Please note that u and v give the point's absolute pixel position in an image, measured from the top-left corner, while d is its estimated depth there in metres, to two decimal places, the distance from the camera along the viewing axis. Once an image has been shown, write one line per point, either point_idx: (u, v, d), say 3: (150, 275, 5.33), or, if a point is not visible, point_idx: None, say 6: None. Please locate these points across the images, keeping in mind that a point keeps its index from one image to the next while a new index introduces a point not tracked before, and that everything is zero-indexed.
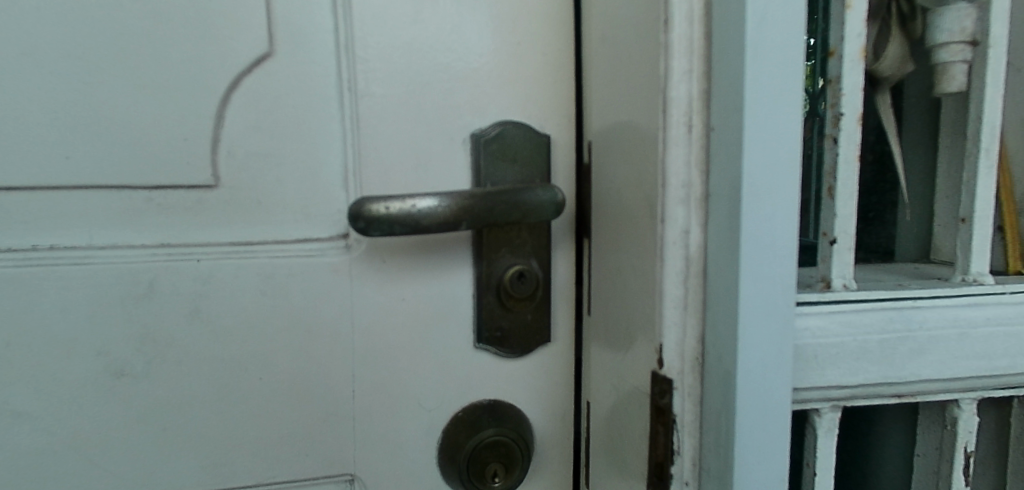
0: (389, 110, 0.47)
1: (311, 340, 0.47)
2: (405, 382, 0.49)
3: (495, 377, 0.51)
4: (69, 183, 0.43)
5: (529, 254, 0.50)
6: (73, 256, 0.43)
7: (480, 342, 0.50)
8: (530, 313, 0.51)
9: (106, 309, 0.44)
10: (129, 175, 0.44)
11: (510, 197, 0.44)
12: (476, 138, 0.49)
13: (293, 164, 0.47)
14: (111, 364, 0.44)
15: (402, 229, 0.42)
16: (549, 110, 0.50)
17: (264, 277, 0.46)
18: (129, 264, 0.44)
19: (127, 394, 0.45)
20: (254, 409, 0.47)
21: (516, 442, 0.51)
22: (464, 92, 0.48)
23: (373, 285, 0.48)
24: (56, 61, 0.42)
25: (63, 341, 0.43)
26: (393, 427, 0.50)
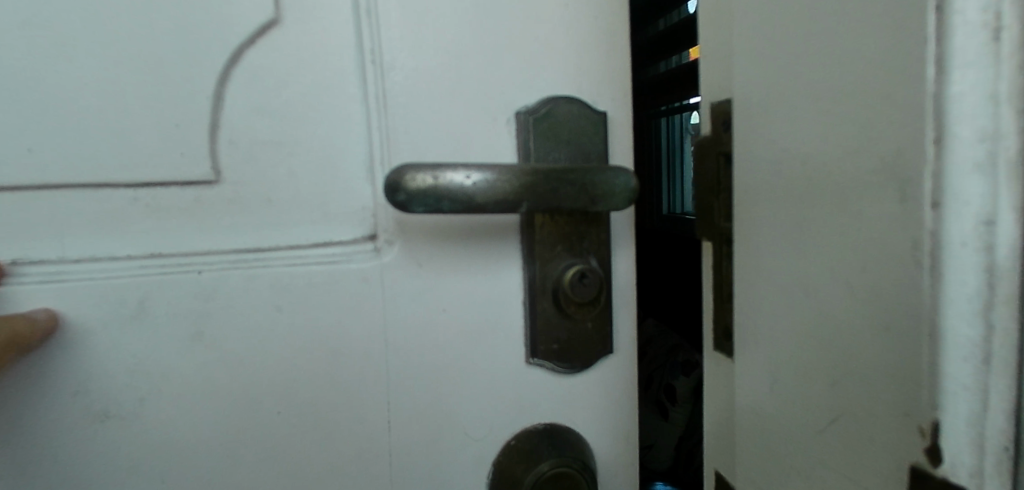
0: (421, 88, 0.39)
1: (338, 364, 0.39)
2: (451, 410, 0.41)
3: (557, 399, 0.43)
4: (35, 184, 0.35)
5: (587, 251, 0.42)
6: (42, 272, 0.35)
7: (535, 357, 0.42)
8: (591, 321, 0.43)
9: (88, 335, 0.36)
10: (110, 171, 0.36)
11: (577, 176, 0.36)
12: (522, 116, 0.41)
13: (307, 152, 0.39)
14: (95, 404, 0.36)
15: (451, 205, 0.34)
16: (612, 82, 0.42)
17: (280, 289, 0.38)
18: (115, 279, 0.36)
19: (112, 439, 0.37)
20: (272, 448, 0.39)
21: (584, 473, 0.42)
22: (507, 64, 0.40)
23: (410, 294, 0.40)
24: (14, 32, 0.34)
25: (33, 380, 0.35)
26: (437, 462, 0.42)
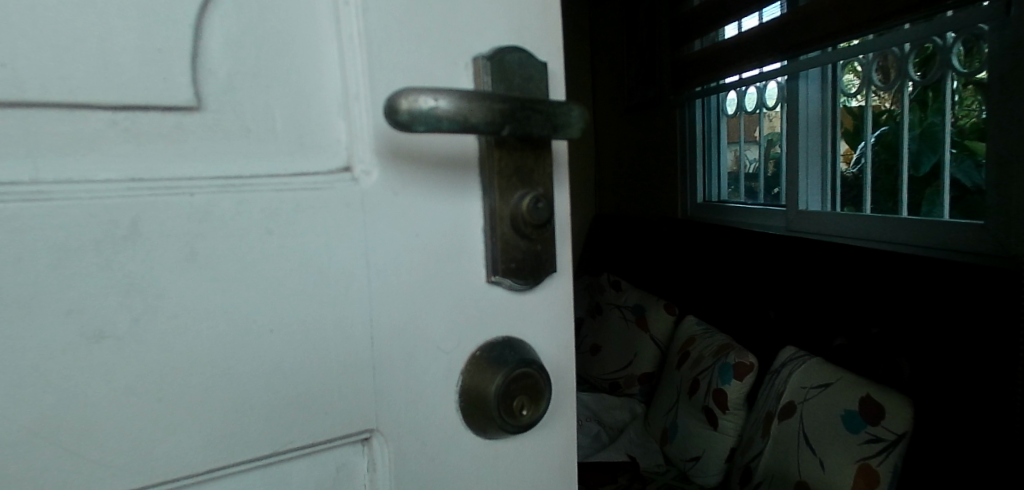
0: (391, 31, 0.43)
1: (324, 284, 0.43)
2: (423, 328, 0.46)
3: (514, 315, 0.50)
4: (10, 102, 0.35)
5: (536, 183, 0.46)
6: (22, 193, 0.36)
7: (494, 276, 0.48)
8: (540, 244, 0.48)
9: (77, 256, 0.37)
10: (91, 92, 0.37)
11: (543, 107, 0.41)
12: (479, 60, 0.46)
13: (285, 85, 0.41)
14: (89, 323, 0.38)
15: (450, 126, 0.37)
16: (549, 38, 0.49)
17: (269, 214, 0.41)
18: (99, 201, 0.37)
19: (106, 359, 0.38)
20: (264, 365, 0.42)
21: (542, 372, 0.48)
22: (463, 15, 0.45)
23: (388, 222, 0.44)
24: None
25: (25, 302, 0.36)
26: (413, 375, 0.46)
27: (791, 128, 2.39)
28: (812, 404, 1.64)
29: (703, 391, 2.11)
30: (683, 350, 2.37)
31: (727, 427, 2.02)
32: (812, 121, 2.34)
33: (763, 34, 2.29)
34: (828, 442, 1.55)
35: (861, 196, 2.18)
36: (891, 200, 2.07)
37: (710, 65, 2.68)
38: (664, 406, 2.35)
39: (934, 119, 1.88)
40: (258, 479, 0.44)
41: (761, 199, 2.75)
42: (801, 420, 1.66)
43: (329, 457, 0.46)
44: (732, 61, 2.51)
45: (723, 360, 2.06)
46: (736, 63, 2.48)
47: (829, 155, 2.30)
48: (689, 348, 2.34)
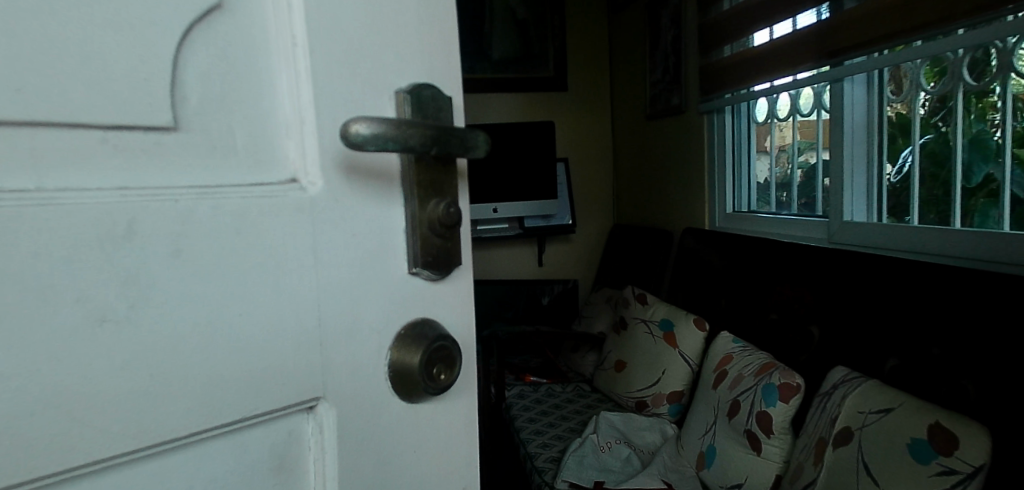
0: (333, 71, 0.59)
1: (282, 273, 0.57)
2: (358, 307, 0.62)
3: (430, 295, 0.68)
4: (19, 120, 0.45)
5: (446, 194, 0.66)
6: (34, 199, 0.45)
7: (415, 268, 0.66)
8: (449, 241, 0.68)
9: (88, 252, 0.47)
10: (86, 115, 0.48)
11: (456, 136, 0.62)
12: (400, 94, 0.64)
13: (241, 111, 0.56)
14: (94, 309, 0.47)
15: (394, 144, 0.57)
16: (449, 79, 0.69)
17: (237, 216, 0.54)
18: (98, 202, 0.48)
19: (109, 337, 0.48)
20: (237, 339, 0.55)
21: (451, 345, 0.68)
22: (385, 61, 0.63)
23: (332, 226, 0.60)
24: None
25: (41, 288, 0.45)
26: (355, 347, 0.62)
27: (835, 133, 2.31)
28: (872, 431, 1.66)
29: (746, 414, 2.09)
30: (720, 369, 2.34)
31: (772, 453, 1.99)
32: (857, 133, 2.27)
33: (812, 36, 2.33)
34: (894, 470, 1.55)
35: (907, 205, 2.12)
36: (936, 211, 2.01)
37: (763, 64, 2.65)
38: (700, 427, 2.33)
39: (980, 126, 1.87)
40: (225, 447, 0.56)
41: (795, 210, 2.77)
42: (860, 448, 1.66)
43: (282, 426, 0.59)
44: (789, 60, 2.48)
45: (768, 382, 2.05)
46: (792, 64, 2.46)
47: (875, 166, 2.24)
48: (727, 366, 2.32)
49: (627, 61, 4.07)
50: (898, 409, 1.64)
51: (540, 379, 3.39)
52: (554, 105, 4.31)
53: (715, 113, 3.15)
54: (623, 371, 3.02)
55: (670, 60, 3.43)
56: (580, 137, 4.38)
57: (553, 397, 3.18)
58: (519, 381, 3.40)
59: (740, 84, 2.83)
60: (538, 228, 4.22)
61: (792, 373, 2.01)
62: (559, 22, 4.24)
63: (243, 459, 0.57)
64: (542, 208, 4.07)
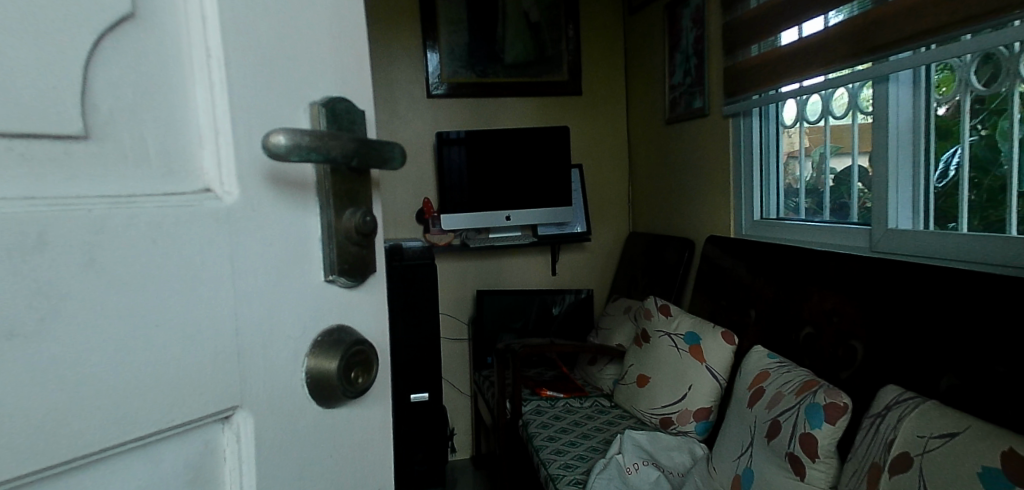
0: (248, 80, 0.61)
1: (198, 284, 0.58)
2: (274, 316, 0.63)
3: (346, 301, 0.71)
4: None
5: (362, 203, 0.69)
6: None
7: (331, 275, 0.68)
8: (365, 251, 0.71)
9: None
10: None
11: (377, 148, 0.67)
12: (315, 107, 0.67)
13: (153, 124, 0.57)
14: (4, 318, 0.47)
15: (319, 155, 0.61)
16: (362, 90, 0.73)
17: (152, 226, 0.55)
18: (10, 210, 0.48)
19: (19, 351, 0.48)
20: (154, 351, 0.55)
21: (369, 349, 0.71)
22: (302, 70, 0.66)
23: (248, 234, 0.61)
24: None
25: None
26: (271, 358, 0.63)
27: (877, 138, 2.19)
28: (935, 456, 1.52)
29: (787, 436, 1.95)
30: (756, 386, 2.20)
31: (818, 478, 1.85)
32: (902, 135, 2.13)
33: (845, 33, 2.22)
34: None
35: (957, 211, 1.99)
36: (991, 218, 1.88)
37: (795, 63, 2.52)
38: (734, 449, 2.18)
39: None
40: (138, 461, 0.55)
41: (828, 217, 2.63)
42: (921, 475, 1.53)
43: (195, 437, 0.59)
44: (821, 58, 2.37)
45: (812, 401, 1.92)
46: (825, 62, 2.34)
47: (921, 170, 2.11)
48: (764, 383, 2.17)
49: (643, 66, 3.98)
50: (964, 433, 1.50)
51: (556, 393, 3.26)
52: (569, 110, 4.21)
53: (742, 117, 3.00)
54: (644, 387, 2.86)
55: (693, 62, 3.31)
56: (594, 143, 4.26)
57: (571, 413, 3.03)
58: (534, 395, 3.27)
59: (769, 84, 2.70)
60: (552, 236, 4.09)
61: (838, 392, 1.88)
62: (572, 26, 4.15)
63: (153, 473, 0.57)
64: (553, 216, 3.95)
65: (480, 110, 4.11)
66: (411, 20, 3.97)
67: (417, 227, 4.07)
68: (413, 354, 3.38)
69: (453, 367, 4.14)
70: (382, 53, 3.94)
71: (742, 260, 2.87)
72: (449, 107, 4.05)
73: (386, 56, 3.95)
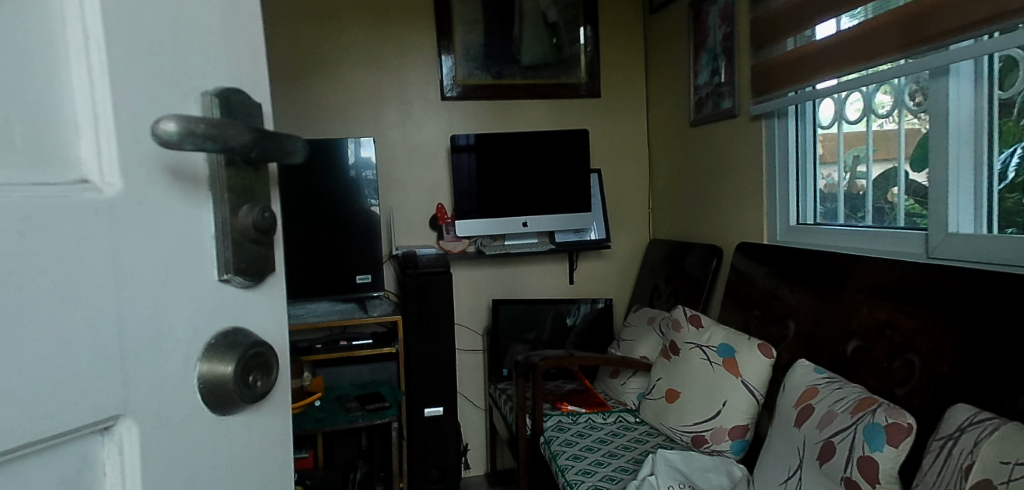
0: (133, 63, 0.55)
1: (75, 282, 0.50)
2: (164, 319, 0.56)
3: (244, 301, 0.64)
4: None
5: (261, 200, 0.64)
6: None
7: (226, 275, 0.62)
8: (265, 249, 0.65)
9: None
10: None
11: (279, 140, 0.62)
12: (207, 96, 0.60)
13: (20, 104, 0.50)
14: None
15: (214, 146, 0.55)
16: (260, 77, 0.67)
17: (21, 216, 0.48)
18: None
19: None
20: (20, 360, 0.47)
21: (268, 350, 0.65)
22: (195, 53, 0.60)
23: (134, 227, 0.54)
24: None
25: None
26: (161, 364, 0.56)
27: (936, 136, 2.03)
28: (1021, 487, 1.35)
29: (843, 460, 1.78)
30: (803, 404, 2.04)
31: None
32: (964, 129, 1.97)
33: (893, 23, 2.07)
34: None
35: None
36: None
37: (836, 59, 2.34)
38: (779, 472, 2.01)
39: None
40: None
41: (872, 221, 2.47)
42: None
43: (70, 453, 0.52)
44: (864, 51, 2.20)
45: (871, 422, 1.76)
46: (869, 56, 2.18)
47: (984, 167, 1.95)
48: (812, 401, 2.01)
49: (665, 66, 3.85)
50: None
51: (578, 408, 3.09)
52: (587, 113, 4.06)
53: (776, 117, 2.84)
54: (673, 403, 2.69)
55: (721, 61, 3.17)
56: (613, 146, 4.11)
57: (595, 429, 2.86)
58: (555, 410, 3.10)
59: (806, 82, 2.52)
60: (570, 243, 3.93)
61: (900, 412, 1.72)
62: (589, 26, 4.02)
63: None
64: (571, 222, 3.80)
65: (497, 112, 3.97)
66: (425, 19, 3.84)
67: (430, 234, 3.93)
68: (426, 367, 3.23)
69: (467, 379, 3.98)
70: (395, 53, 3.82)
71: (777, 268, 2.70)
72: (464, 109, 3.92)
73: (399, 56, 3.82)
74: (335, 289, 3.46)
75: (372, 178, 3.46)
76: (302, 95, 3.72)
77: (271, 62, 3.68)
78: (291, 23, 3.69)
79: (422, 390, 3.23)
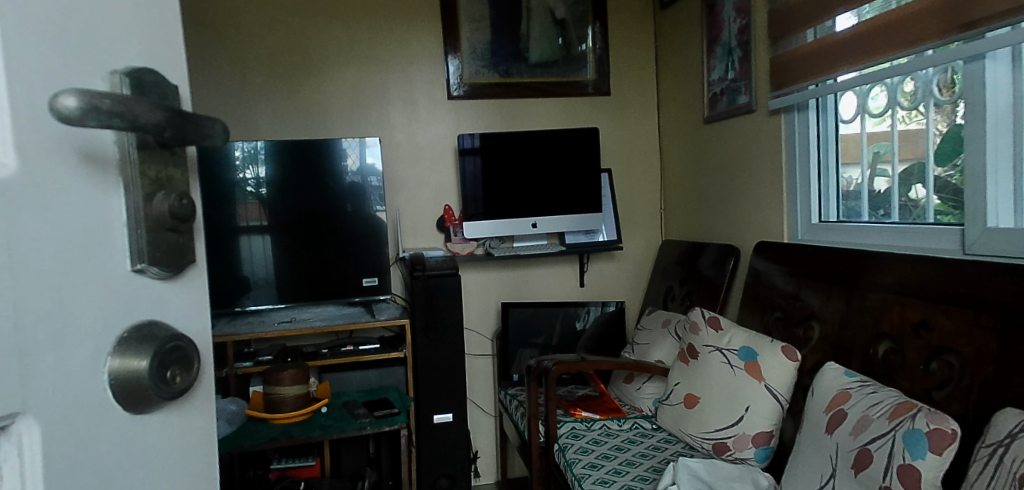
0: (30, 24, 0.48)
1: None
2: (68, 309, 0.49)
3: (160, 293, 0.59)
4: None
5: (178, 186, 0.59)
6: None
7: (142, 265, 0.56)
8: (183, 240, 0.60)
9: None
10: None
11: (195, 121, 0.58)
12: (115, 76, 0.55)
13: None
14: None
15: (122, 124, 0.50)
16: (169, 56, 0.62)
17: None
18: None
19: None
20: None
21: (187, 343, 0.60)
22: (100, 27, 0.54)
23: (32, 202, 0.47)
24: None
25: None
26: (65, 358, 0.49)
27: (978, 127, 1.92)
28: None
29: (882, 469, 1.67)
30: (834, 410, 1.94)
31: None
32: (1001, 118, 1.88)
33: (927, 10, 1.97)
34: None
35: None
36: None
37: (864, 49, 2.24)
38: (809, 481, 1.90)
39: None
40: None
41: (899, 218, 2.37)
42: None
43: None
44: (894, 41, 2.11)
45: (910, 428, 1.66)
46: (901, 45, 2.08)
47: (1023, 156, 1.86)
48: (845, 406, 1.91)
49: (677, 63, 3.76)
50: None
51: (592, 414, 2.99)
52: (596, 112, 3.98)
53: (796, 110, 2.74)
54: (693, 408, 2.59)
55: (736, 55, 3.08)
56: (622, 145, 4.03)
57: (611, 437, 2.76)
58: (568, 417, 3.00)
59: (828, 72, 2.42)
60: (580, 244, 3.84)
61: (943, 417, 1.63)
62: (598, 23, 3.94)
63: None
64: (582, 223, 3.71)
65: (506, 112, 3.89)
66: (431, 17, 3.77)
67: (437, 236, 3.84)
68: (435, 372, 3.13)
69: (476, 385, 3.89)
70: (401, 52, 3.74)
71: (798, 268, 2.61)
72: (471, 109, 3.84)
73: (404, 56, 3.74)
74: (340, 293, 3.37)
75: (379, 185, 3.39)
76: (306, 97, 3.64)
77: (274, 63, 3.60)
78: (294, 23, 3.61)
79: (431, 396, 3.13)
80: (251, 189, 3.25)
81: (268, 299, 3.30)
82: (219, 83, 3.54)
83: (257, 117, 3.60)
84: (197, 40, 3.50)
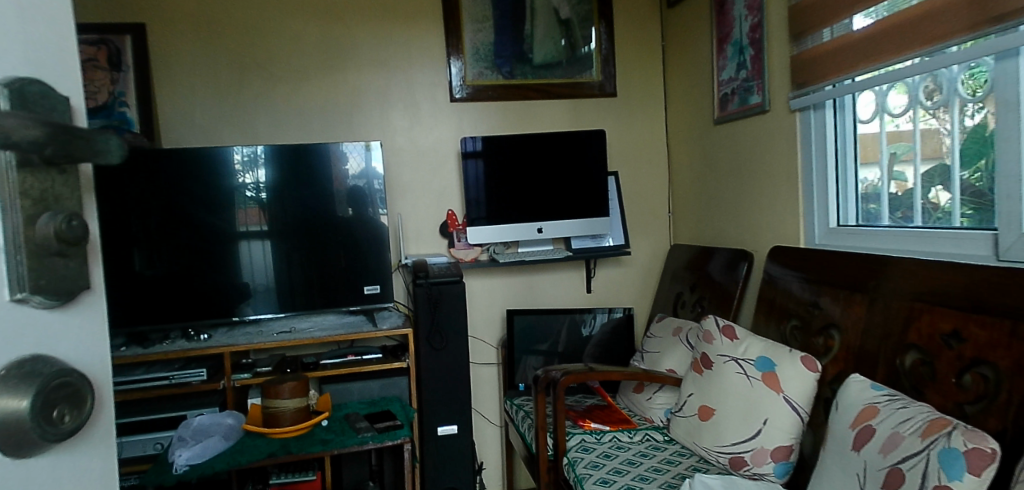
0: None
1: None
2: None
3: (50, 325, 0.52)
4: None
5: (69, 206, 0.53)
6: None
7: (19, 295, 0.49)
8: (76, 263, 0.53)
9: None
10: None
11: (84, 134, 0.50)
12: None
13: None
14: None
15: None
16: (69, 57, 0.55)
17: None
18: None
19: None
20: None
21: (78, 379, 0.53)
22: None
23: None
24: None
25: None
26: None
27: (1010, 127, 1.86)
28: None
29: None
30: (861, 426, 1.83)
31: None
32: None
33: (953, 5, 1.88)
34: None
35: None
36: None
37: (886, 45, 2.14)
38: None
39: None
40: None
41: (921, 222, 2.27)
42: None
43: None
44: (916, 37, 2.02)
45: (946, 447, 1.56)
46: (923, 41, 1.99)
47: None
48: (872, 422, 1.81)
49: (684, 62, 3.67)
50: None
51: (602, 426, 2.89)
52: (602, 114, 3.88)
53: (813, 109, 2.65)
54: (708, 420, 2.49)
55: (748, 54, 2.99)
56: (629, 147, 3.93)
57: (622, 450, 2.66)
58: (577, 428, 2.90)
59: (847, 70, 2.33)
60: (586, 249, 3.74)
61: (981, 435, 1.53)
62: (603, 22, 3.85)
63: None
64: (588, 227, 3.61)
65: (509, 114, 3.79)
66: (432, 18, 3.68)
67: (440, 242, 3.75)
68: (439, 383, 3.03)
69: (481, 395, 3.79)
70: (401, 54, 3.65)
71: (815, 274, 2.51)
72: (474, 111, 3.74)
73: (405, 57, 3.65)
74: (342, 301, 3.29)
75: (382, 190, 3.30)
76: (305, 99, 3.55)
77: (272, 66, 3.51)
78: (292, 25, 3.53)
79: (434, 408, 3.03)
80: (251, 194, 3.16)
81: (268, 307, 3.21)
82: (215, 85, 3.45)
83: (255, 121, 3.50)
84: (193, 43, 3.41)
